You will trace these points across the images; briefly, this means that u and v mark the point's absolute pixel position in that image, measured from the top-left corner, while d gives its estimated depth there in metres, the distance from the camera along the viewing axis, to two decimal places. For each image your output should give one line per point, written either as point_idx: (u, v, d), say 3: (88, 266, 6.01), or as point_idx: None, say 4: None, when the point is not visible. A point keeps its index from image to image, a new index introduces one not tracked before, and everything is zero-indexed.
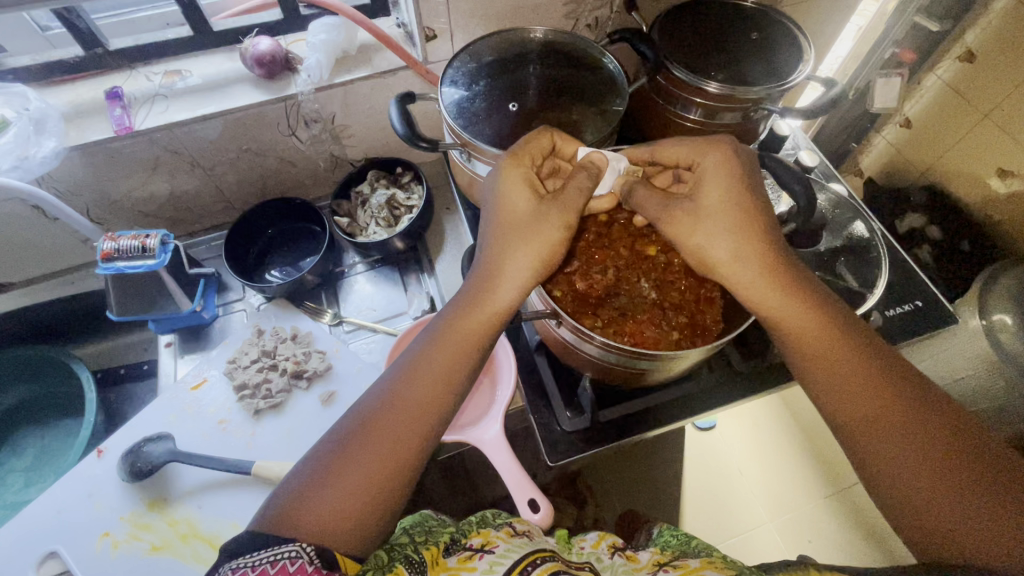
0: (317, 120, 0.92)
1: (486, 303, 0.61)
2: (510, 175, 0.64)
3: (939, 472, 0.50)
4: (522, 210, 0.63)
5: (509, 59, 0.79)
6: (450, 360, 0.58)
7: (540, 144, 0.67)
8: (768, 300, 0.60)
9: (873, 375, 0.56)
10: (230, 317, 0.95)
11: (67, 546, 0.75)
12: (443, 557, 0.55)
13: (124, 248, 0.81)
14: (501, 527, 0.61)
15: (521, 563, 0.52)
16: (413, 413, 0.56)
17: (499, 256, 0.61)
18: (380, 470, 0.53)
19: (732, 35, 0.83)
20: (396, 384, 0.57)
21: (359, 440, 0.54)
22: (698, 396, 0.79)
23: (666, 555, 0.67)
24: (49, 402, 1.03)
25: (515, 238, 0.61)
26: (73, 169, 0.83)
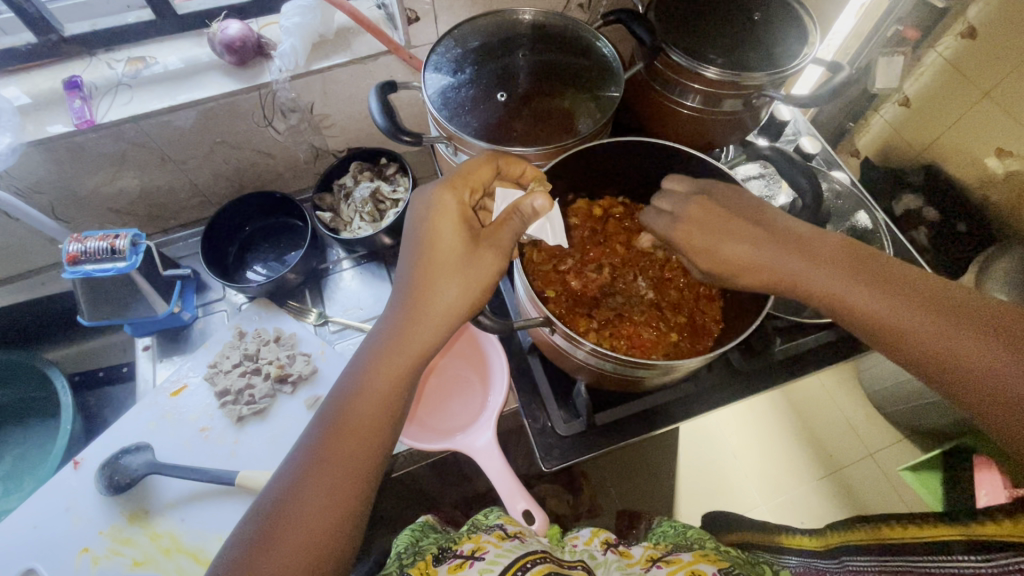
0: (295, 110, 0.87)
1: (420, 319, 0.53)
2: (439, 204, 0.56)
3: (992, 351, 0.44)
4: (451, 243, 0.55)
5: (498, 43, 0.74)
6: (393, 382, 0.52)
7: (481, 173, 0.59)
8: (761, 260, 0.56)
9: (882, 284, 0.50)
10: (211, 318, 0.90)
11: (45, 563, 0.72)
12: (432, 567, 0.53)
13: (91, 251, 0.77)
14: (493, 531, 0.59)
15: (512, 568, 0.50)
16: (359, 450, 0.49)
17: (426, 278, 0.54)
18: (333, 511, 0.46)
19: (733, 16, 0.78)
20: (335, 421, 0.50)
21: (300, 490, 0.47)
22: (696, 395, 0.76)
23: (659, 548, 0.66)
24: (24, 409, 1.00)
25: (440, 266, 0.54)
26: (33, 167, 0.78)
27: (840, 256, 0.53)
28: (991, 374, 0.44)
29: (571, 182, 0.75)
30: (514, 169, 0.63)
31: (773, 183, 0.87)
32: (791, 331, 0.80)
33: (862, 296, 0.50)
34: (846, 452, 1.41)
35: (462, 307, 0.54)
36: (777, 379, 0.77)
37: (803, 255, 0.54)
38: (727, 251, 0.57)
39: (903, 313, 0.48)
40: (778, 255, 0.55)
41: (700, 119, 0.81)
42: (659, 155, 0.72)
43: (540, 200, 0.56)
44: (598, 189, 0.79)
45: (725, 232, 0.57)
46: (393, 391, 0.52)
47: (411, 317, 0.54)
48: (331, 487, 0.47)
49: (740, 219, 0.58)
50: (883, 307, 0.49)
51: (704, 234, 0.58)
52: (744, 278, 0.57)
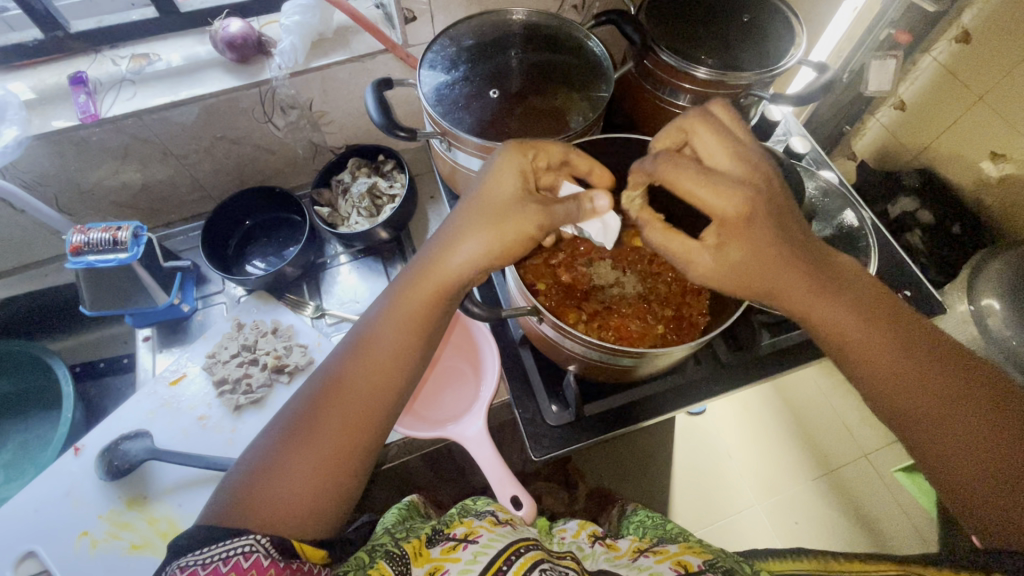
0: (294, 106, 0.89)
1: (436, 274, 0.56)
2: (502, 163, 0.56)
3: (983, 441, 0.48)
4: (503, 204, 0.55)
5: (492, 41, 0.76)
6: (406, 339, 0.55)
7: (551, 150, 0.58)
8: (805, 299, 0.53)
9: (873, 324, 0.53)
10: (210, 309, 0.92)
11: (45, 545, 0.74)
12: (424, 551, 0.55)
13: (94, 242, 0.79)
14: (485, 516, 0.61)
15: (505, 552, 0.51)
16: (367, 396, 0.54)
17: (466, 242, 0.55)
18: (337, 453, 0.51)
19: (723, 17, 0.80)
20: (345, 363, 0.55)
21: (308, 425, 0.52)
22: (683, 387, 0.78)
23: (645, 541, 0.68)
24: (24, 398, 1.01)
25: (477, 221, 0.54)
26: (38, 160, 0.80)
27: (875, 310, 0.54)
28: (976, 467, 0.48)
29: None
30: (582, 165, 0.62)
31: None
32: (777, 327, 0.82)
33: (888, 361, 0.52)
34: (837, 453, 1.42)
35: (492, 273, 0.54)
36: (764, 373, 0.79)
37: (844, 302, 0.53)
38: (772, 265, 0.52)
39: (916, 386, 0.51)
40: (820, 297, 0.53)
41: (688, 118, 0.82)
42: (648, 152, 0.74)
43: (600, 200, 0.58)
44: None
45: (777, 246, 0.51)
46: (406, 348, 0.56)
47: (433, 280, 0.55)
48: (325, 440, 0.51)
49: (797, 242, 0.53)
50: (901, 373, 0.52)
51: (749, 245, 0.51)
52: (778, 306, 0.54)
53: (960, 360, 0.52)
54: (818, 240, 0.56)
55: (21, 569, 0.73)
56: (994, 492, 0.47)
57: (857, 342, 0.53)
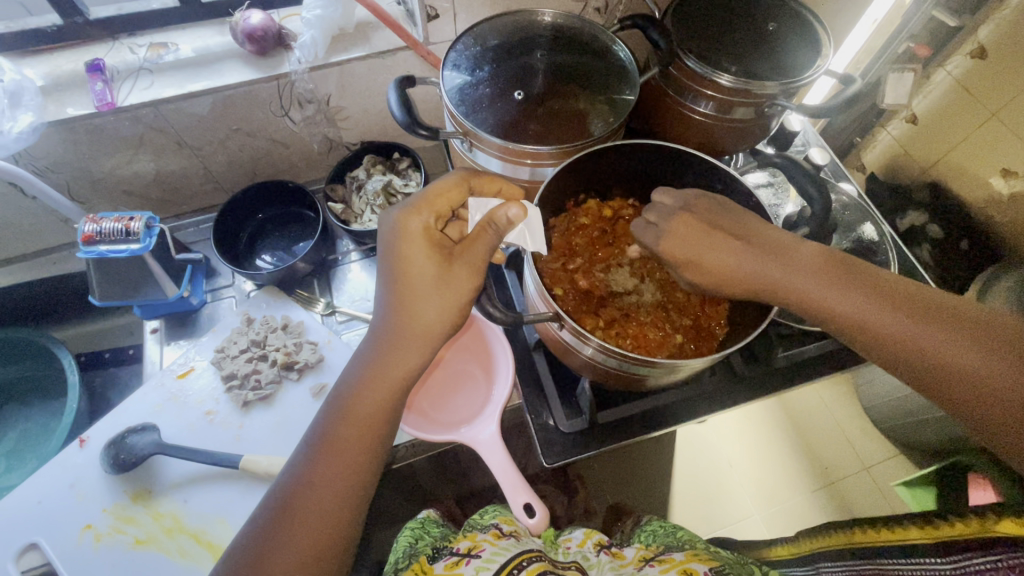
0: (311, 101, 0.88)
1: (405, 334, 0.55)
2: (404, 230, 0.56)
3: (978, 359, 0.48)
4: (422, 269, 0.55)
5: (516, 43, 0.75)
6: (382, 398, 0.54)
7: (452, 194, 0.59)
8: (761, 271, 0.57)
9: (829, 278, 0.55)
10: (219, 304, 0.92)
11: (48, 538, 0.73)
12: (429, 568, 0.58)
13: (106, 231, 0.78)
14: (489, 530, 0.64)
15: (511, 563, 0.54)
16: (350, 460, 0.53)
17: (403, 314, 0.55)
18: (330, 520, 0.51)
19: (748, 26, 0.79)
20: (321, 435, 0.54)
21: (292, 501, 0.51)
22: (697, 398, 0.77)
23: (651, 549, 0.67)
24: (28, 387, 1.00)
25: (425, 288, 0.55)
26: (53, 147, 0.79)
27: (830, 265, 0.55)
28: (966, 368, 0.49)
29: (584, 182, 0.76)
30: (488, 187, 0.63)
31: (781, 191, 0.88)
32: (793, 340, 0.81)
33: (866, 310, 0.53)
34: (839, 465, 1.42)
35: (438, 330, 0.55)
36: (778, 385, 0.78)
37: (802, 263, 0.56)
38: (727, 255, 0.58)
39: (901, 323, 0.52)
40: (774, 266, 0.56)
41: (709, 124, 0.81)
42: (672, 159, 0.73)
43: (514, 210, 0.56)
44: (608, 190, 0.80)
45: (714, 238, 0.58)
46: (384, 409, 0.54)
47: (386, 352, 0.55)
48: (310, 514, 0.50)
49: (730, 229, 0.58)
50: (868, 313, 0.53)
51: (689, 246, 0.59)
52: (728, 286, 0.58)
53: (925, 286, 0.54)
54: (755, 222, 0.60)
55: (23, 562, 0.72)
56: (988, 393, 0.48)
57: (828, 302, 0.54)
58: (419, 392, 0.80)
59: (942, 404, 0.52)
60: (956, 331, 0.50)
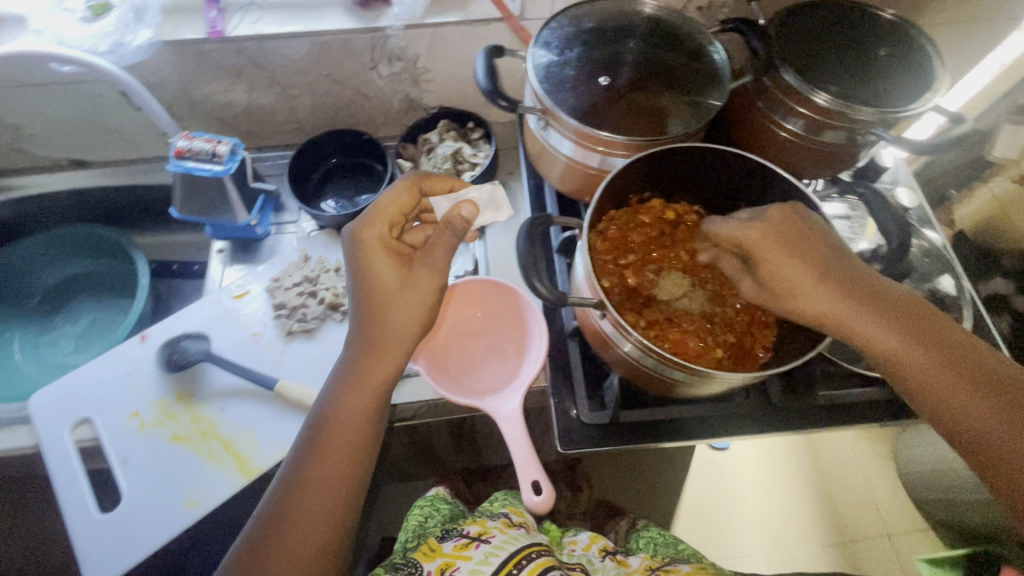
0: (401, 58, 0.90)
1: (384, 337, 0.61)
2: (364, 243, 0.62)
3: None
4: (387, 276, 0.61)
5: (612, 29, 0.75)
6: (370, 391, 0.62)
7: (405, 202, 0.64)
8: (828, 304, 0.55)
9: (902, 325, 0.54)
10: (281, 237, 0.97)
11: (101, 416, 0.79)
12: (439, 547, 0.69)
13: (196, 150, 0.84)
14: (500, 518, 0.73)
15: (515, 558, 0.63)
16: (351, 444, 0.62)
17: (381, 319, 0.61)
18: (336, 491, 0.61)
19: (858, 49, 0.75)
20: (322, 423, 0.62)
21: (304, 476, 0.61)
22: (726, 417, 0.75)
23: (657, 559, 0.71)
24: (102, 282, 1.08)
25: (393, 296, 0.61)
26: (163, 65, 0.85)
27: (900, 311, 0.55)
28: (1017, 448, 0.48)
29: (652, 179, 0.74)
30: (440, 184, 0.68)
31: (857, 226, 0.83)
32: (838, 380, 0.77)
33: (927, 367, 0.52)
34: (859, 526, 1.35)
35: (412, 329, 0.61)
36: (814, 424, 0.74)
37: (861, 301, 0.55)
38: (801, 280, 0.56)
39: (943, 378, 0.52)
40: (843, 303, 0.55)
41: (792, 143, 0.77)
42: (744, 170, 0.72)
43: (468, 210, 0.62)
44: (675, 193, 0.78)
45: (794, 257, 0.56)
46: (374, 401, 0.62)
47: (369, 351, 0.62)
48: (320, 487, 0.61)
49: (813, 255, 0.56)
50: (930, 371, 0.52)
51: (771, 256, 0.57)
52: (798, 309, 0.56)
53: (983, 350, 0.53)
54: (844, 249, 0.58)
55: (77, 433, 0.78)
56: None
57: (894, 349, 0.53)
58: (451, 354, 0.81)
59: (981, 476, 0.51)
60: (1001, 403, 0.50)
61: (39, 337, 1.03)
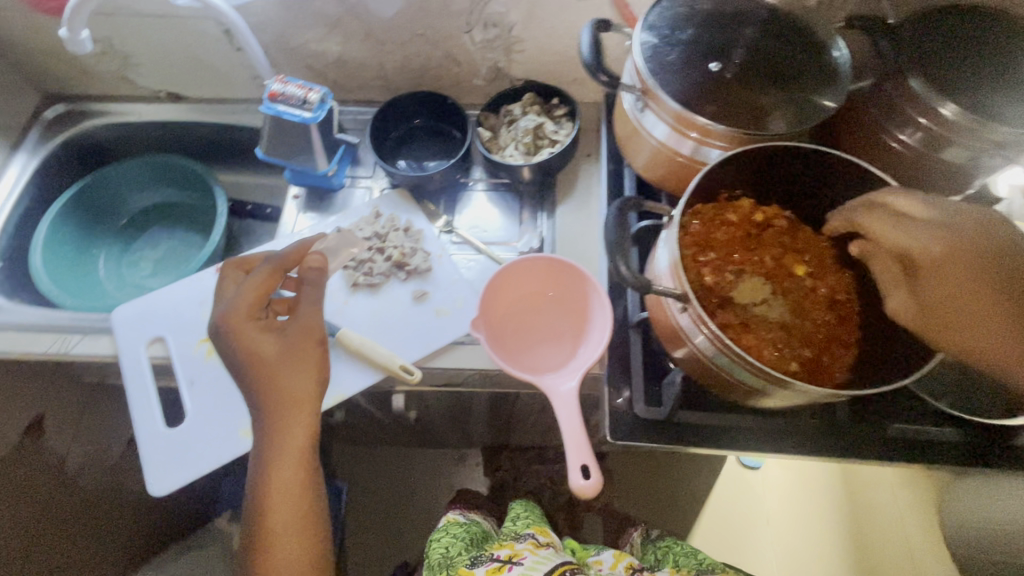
0: (496, 25, 0.89)
1: (286, 407, 0.66)
2: (236, 332, 0.66)
3: None
4: (267, 355, 0.66)
5: (726, 13, 0.71)
6: (294, 452, 0.66)
7: (267, 281, 0.69)
8: (991, 331, 0.59)
9: None
10: (353, 191, 0.99)
11: (174, 336, 0.83)
12: (474, 571, 0.82)
13: (288, 94, 0.86)
14: (526, 542, 0.89)
15: (553, 574, 0.77)
16: (295, 501, 0.68)
17: (273, 400, 0.66)
18: (298, 541, 0.68)
19: (998, 65, 0.68)
20: (258, 494, 0.67)
21: (266, 537, 0.67)
22: (786, 434, 0.71)
23: (684, 574, 0.84)
24: (182, 213, 1.13)
25: (281, 376, 0.66)
26: (268, 8, 0.87)
27: None
28: None
29: (746, 176, 0.71)
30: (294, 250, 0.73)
31: None
32: (914, 415, 0.72)
33: None
34: None
35: (311, 392, 0.67)
36: (881, 458, 0.70)
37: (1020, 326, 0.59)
38: (982, 307, 0.58)
39: None
40: (1005, 326, 0.59)
41: (903, 156, 0.71)
42: (842, 171, 0.69)
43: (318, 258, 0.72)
44: (766, 194, 0.74)
45: (972, 287, 0.58)
46: (302, 456, 0.67)
47: (276, 419, 0.66)
48: (287, 540, 0.68)
49: (991, 280, 0.58)
50: None
51: (951, 287, 0.59)
52: (962, 338, 0.59)
53: None
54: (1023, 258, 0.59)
55: (151, 349, 0.82)
56: None
57: None
58: (509, 328, 0.80)
59: None
60: None
61: (123, 256, 1.10)
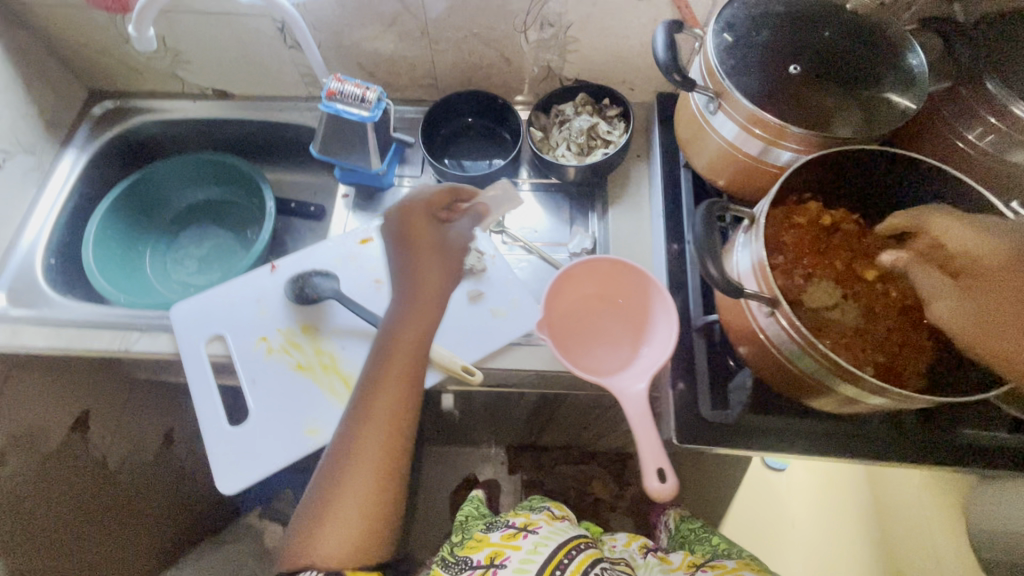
0: (553, 24, 0.89)
1: (424, 288, 0.75)
2: (407, 216, 0.76)
3: None
4: (426, 239, 0.76)
5: (807, 16, 0.70)
6: (414, 338, 0.73)
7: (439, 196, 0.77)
8: None
9: None
10: (401, 191, 0.99)
11: (233, 334, 0.83)
12: (488, 537, 0.80)
13: (347, 93, 0.85)
14: (543, 512, 0.86)
15: (561, 550, 0.73)
16: (401, 386, 0.72)
17: (414, 276, 0.75)
18: (388, 430, 0.71)
19: None
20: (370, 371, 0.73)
21: (363, 414, 0.71)
22: (854, 439, 0.71)
23: (697, 557, 0.84)
24: (227, 210, 1.14)
25: (429, 257, 0.76)
26: (326, 7, 0.87)
27: None
28: None
29: (817, 180, 0.71)
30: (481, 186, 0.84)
31: None
32: (982, 421, 0.72)
33: None
34: None
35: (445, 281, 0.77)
36: (949, 463, 0.70)
37: None
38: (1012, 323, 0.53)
39: None
40: None
41: (970, 158, 0.70)
42: (909, 173, 0.69)
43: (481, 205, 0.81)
44: (835, 197, 0.74)
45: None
46: (416, 344, 0.73)
47: (410, 302, 0.74)
48: (380, 422, 0.70)
49: None
50: None
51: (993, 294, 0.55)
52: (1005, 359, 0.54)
53: None
54: None
55: (211, 347, 0.83)
56: None
57: None
58: (568, 328, 0.80)
59: None
60: None
61: (168, 254, 1.10)
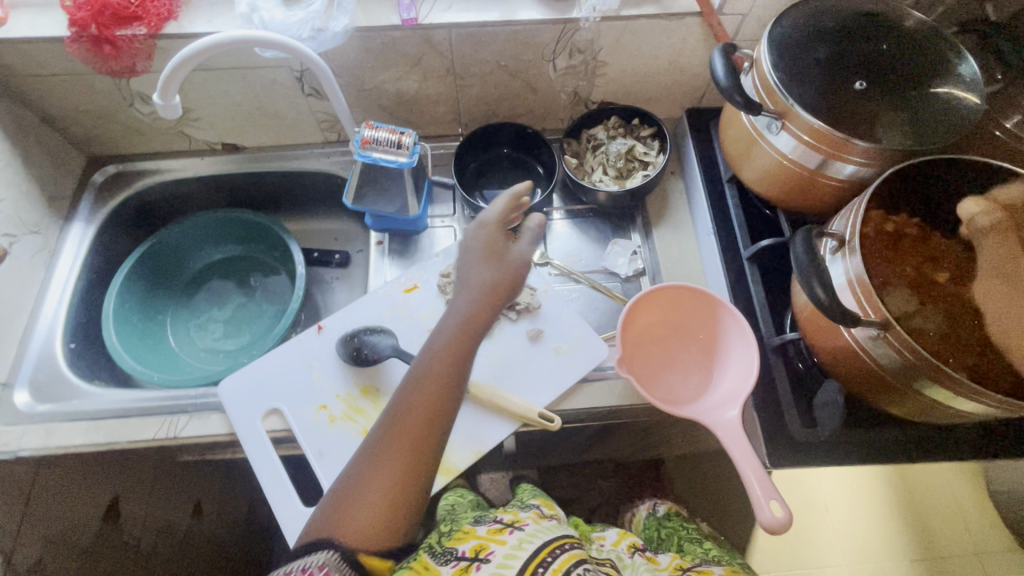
0: (582, 51, 0.87)
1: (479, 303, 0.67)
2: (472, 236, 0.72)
3: None
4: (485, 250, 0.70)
5: (859, 32, 0.72)
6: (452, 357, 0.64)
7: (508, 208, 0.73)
8: None
9: None
10: (436, 232, 0.96)
11: (290, 406, 0.78)
12: (473, 531, 0.72)
13: (381, 140, 0.81)
14: (531, 511, 0.78)
15: (547, 549, 0.65)
16: (431, 404, 0.62)
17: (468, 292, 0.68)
18: (408, 456, 0.59)
19: None
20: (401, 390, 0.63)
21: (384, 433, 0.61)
22: (943, 444, 0.72)
23: (683, 560, 0.80)
24: (247, 267, 1.08)
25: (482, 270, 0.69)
26: (349, 53, 0.84)
27: None
28: None
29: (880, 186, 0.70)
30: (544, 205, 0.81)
31: None
32: None
33: None
34: (945, 542, 1.34)
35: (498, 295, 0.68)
36: None
37: None
38: None
39: None
40: None
41: None
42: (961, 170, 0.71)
43: None
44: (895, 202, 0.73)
45: None
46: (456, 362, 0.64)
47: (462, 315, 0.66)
48: (400, 445, 0.60)
49: None
50: None
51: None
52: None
53: None
54: None
55: (268, 423, 0.78)
56: None
57: None
58: (638, 358, 0.79)
59: None
60: None
61: (190, 322, 1.03)
